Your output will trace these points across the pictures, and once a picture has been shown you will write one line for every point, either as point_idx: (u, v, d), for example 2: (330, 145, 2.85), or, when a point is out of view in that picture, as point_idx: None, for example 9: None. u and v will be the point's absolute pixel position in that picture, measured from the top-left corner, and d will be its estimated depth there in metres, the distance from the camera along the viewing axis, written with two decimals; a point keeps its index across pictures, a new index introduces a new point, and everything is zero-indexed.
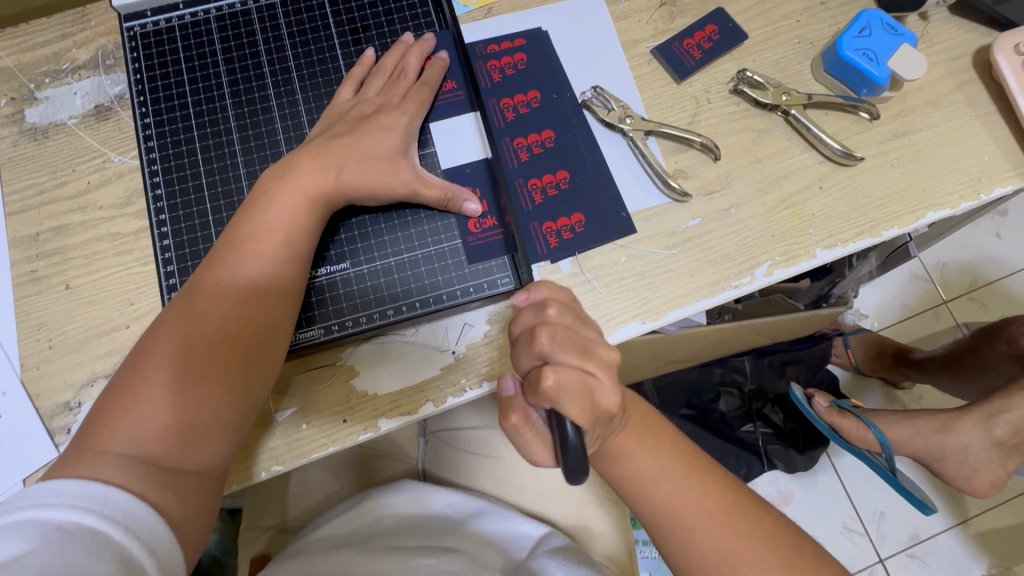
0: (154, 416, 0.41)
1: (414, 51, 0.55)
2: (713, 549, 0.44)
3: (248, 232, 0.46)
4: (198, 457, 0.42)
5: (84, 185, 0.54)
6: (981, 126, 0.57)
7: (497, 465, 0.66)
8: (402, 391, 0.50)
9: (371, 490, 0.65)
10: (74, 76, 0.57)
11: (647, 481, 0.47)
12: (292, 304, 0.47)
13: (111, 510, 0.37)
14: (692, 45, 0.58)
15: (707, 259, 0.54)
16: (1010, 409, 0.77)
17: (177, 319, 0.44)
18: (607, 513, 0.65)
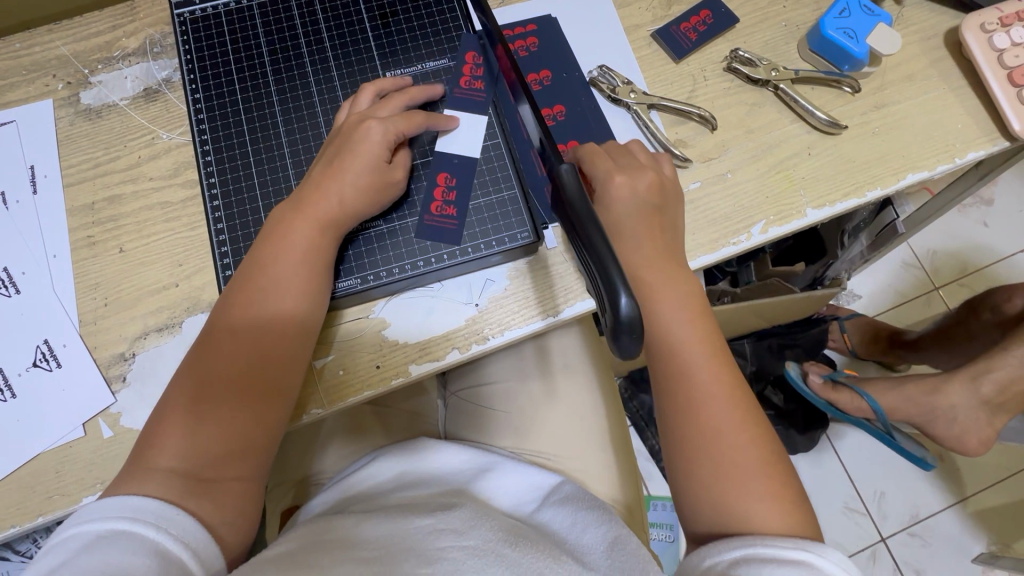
0: (197, 436, 0.46)
1: (417, 90, 0.57)
2: (725, 479, 0.47)
3: (266, 261, 0.50)
4: (233, 468, 0.47)
5: (135, 159, 0.59)
6: (954, 97, 0.62)
7: (511, 419, 0.70)
8: (430, 339, 0.55)
9: (392, 446, 0.68)
10: (124, 62, 0.62)
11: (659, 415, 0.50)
12: (313, 317, 0.51)
13: (143, 514, 0.42)
14: (689, 28, 0.64)
15: (707, 220, 0.58)
16: (994, 368, 0.82)
17: (208, 342, 0.49)
18: (617, 461, 0.68)
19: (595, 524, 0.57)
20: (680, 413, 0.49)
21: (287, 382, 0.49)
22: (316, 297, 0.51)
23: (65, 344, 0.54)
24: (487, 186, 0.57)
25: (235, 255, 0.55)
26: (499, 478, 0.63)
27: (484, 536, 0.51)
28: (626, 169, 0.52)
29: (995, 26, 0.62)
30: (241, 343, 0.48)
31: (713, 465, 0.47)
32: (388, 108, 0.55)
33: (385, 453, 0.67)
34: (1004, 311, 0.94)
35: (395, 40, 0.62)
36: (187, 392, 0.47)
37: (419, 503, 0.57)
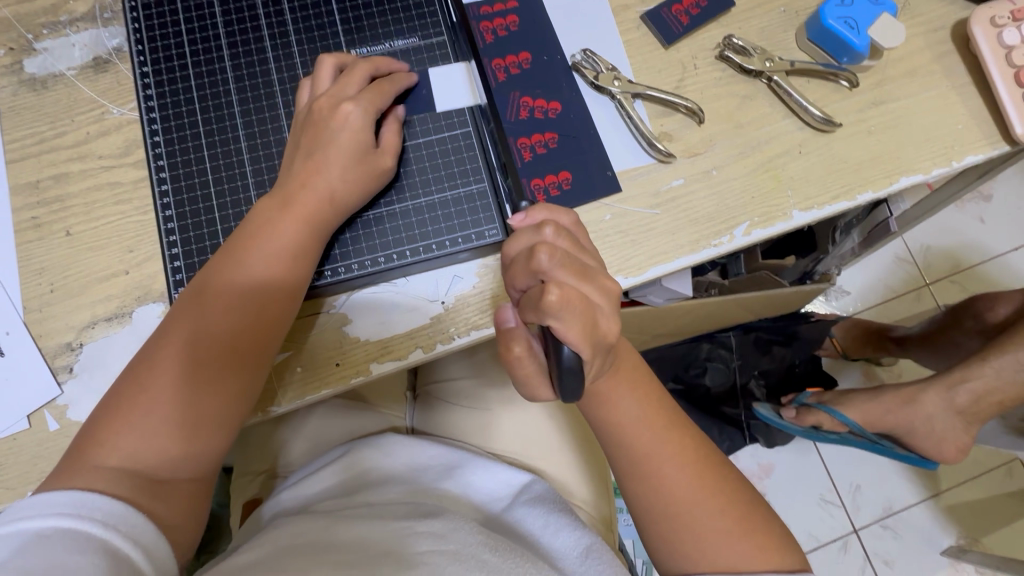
0: (155, 434, 0.43)
1: (380, 60, 0.53)
2: (679, 500, 0.47)
3: (242, 249, 0.47)
4: (188, 469, 0.45)
5: (84, 135, 0.55)
6: (957, 96, 0.59)
7: (482, 413, 0.69)
8: (392, 338, 0.53)
9: (361, 440, 0.66)
10: (72, 28, 0.57)
11: (622, 426, 0.48)
12: (286, 307, 0.48)
13: (90, 512, 0.39)
14: (681, 11, 0.60)
15: (689, 219, 0.56)
16: (970, 378, 0.82)
17: (174, 331, 0.46)
18: (579, 457, 0.68)
19: (569, 527, 0.57)
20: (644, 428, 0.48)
21: (254, 382, 0.47)
22: (292, 297, 0.48)
23: (8, 332, 0.51)
24: (456, 178, 0.54)
25: (185, 243, 0.52)
26: (475, 473, 0.62)
27: (464, 539, 0.50)
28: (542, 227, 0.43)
29: (1005, 21, 0.58)
30: (213, 341, 0.45)
31: (683, 481, 0.47)
32: (356, 81, 0.51)
33: (352, 447, 0.66)
34: (987, 319, 0.93)
35: (362, 14, 0.57)
36: (151, 385, 0.44)
37: (386, 503, 0.56)
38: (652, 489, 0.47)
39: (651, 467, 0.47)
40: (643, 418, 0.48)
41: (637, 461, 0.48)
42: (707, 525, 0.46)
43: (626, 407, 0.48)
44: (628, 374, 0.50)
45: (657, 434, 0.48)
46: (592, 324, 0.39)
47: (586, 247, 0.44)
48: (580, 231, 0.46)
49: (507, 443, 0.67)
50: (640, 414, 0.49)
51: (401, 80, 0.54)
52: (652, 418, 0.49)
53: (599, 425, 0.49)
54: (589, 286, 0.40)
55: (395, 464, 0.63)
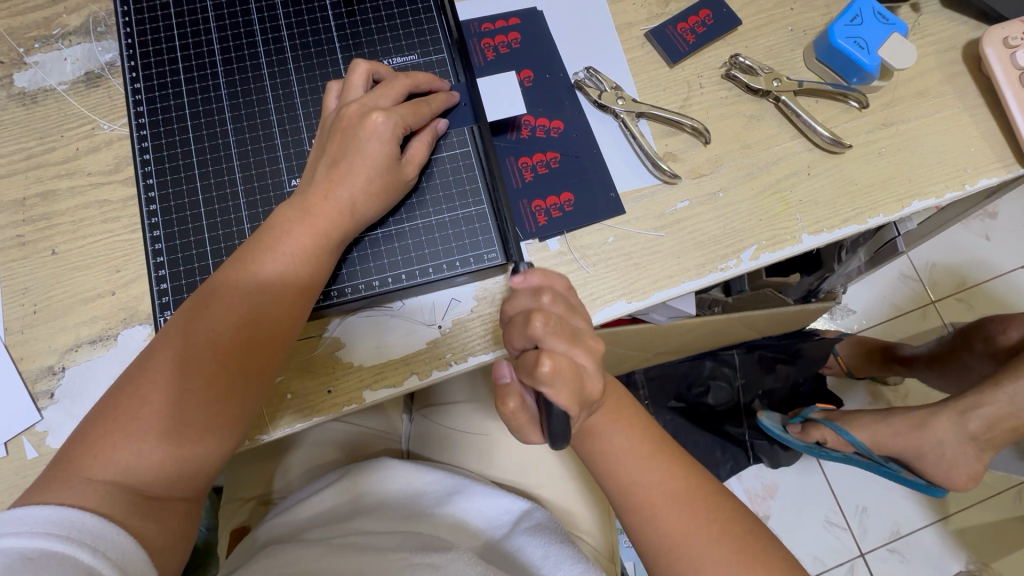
0: (146, 449, 0.41)
1: (421, 76, 0.52)
2: (677, 531, 0.44)
3: (253, 259, 0.45)
4: (182, 487, 0.43)
5: (73, 151, 0.54)
6: (969, 118, 0.58)
7: (480, 438, 0.67)
8: (387, 364, 0.51)
9: (353, 466, 0.64)
10: (64, 42, 0.56)
11: (617, 460, 0.46)
12: (292, 323, 0.46)
13: (78, 533, 0.37)
14: (686, 29, 0.59)
15: (694, 242, 0.54)
16: (984, 404, 0.79)
17: (178, 339, 0.43)
18: (578, 484, 0.66)
19: (571, 559, 0.54)
20: (641, 460, 0.46)
21: (253, 401, 0.45)
22: (301, 313, 0.47)
23: None
24: (454, 199, 0.53)
25: (173, 265, 0.50)
26: (473, 497, 0.60)
27: (460, 570, 0.48)
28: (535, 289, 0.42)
29: (1019, 41, 0.56)
30: (220, 351, 0.43)
31: (688, 511, 0.44)
32: (392, 95, 0.49)
33: (345, 472, 0.63)
34: (998, 342, 0.91)
35: (361, 31, 0.56)
36: (152, 393, 0.42)
37: (377, 535, 0.53)
38: (655, 528, 0.45)
39: (655, 500, 0.45)
40: (639, 446, 0.47)
41: (639, 491, 0.45)
42: (718, 562, 0.43)
43: (619, 441, 0.47)
44: (618, 407, 0.48)
45: (658, 465, 0.46)
46: (581, 389, 0.39)
47: (580, 308, 0.43)
48: (574, 294, 0.45)
49: (505, 468, 0.65)
50: (636, 442, 0.47)
51: (438, 101, 0.52)
52: (648, 447, 0.47)
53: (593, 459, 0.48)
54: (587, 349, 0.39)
55: (390, 490, 0.61)
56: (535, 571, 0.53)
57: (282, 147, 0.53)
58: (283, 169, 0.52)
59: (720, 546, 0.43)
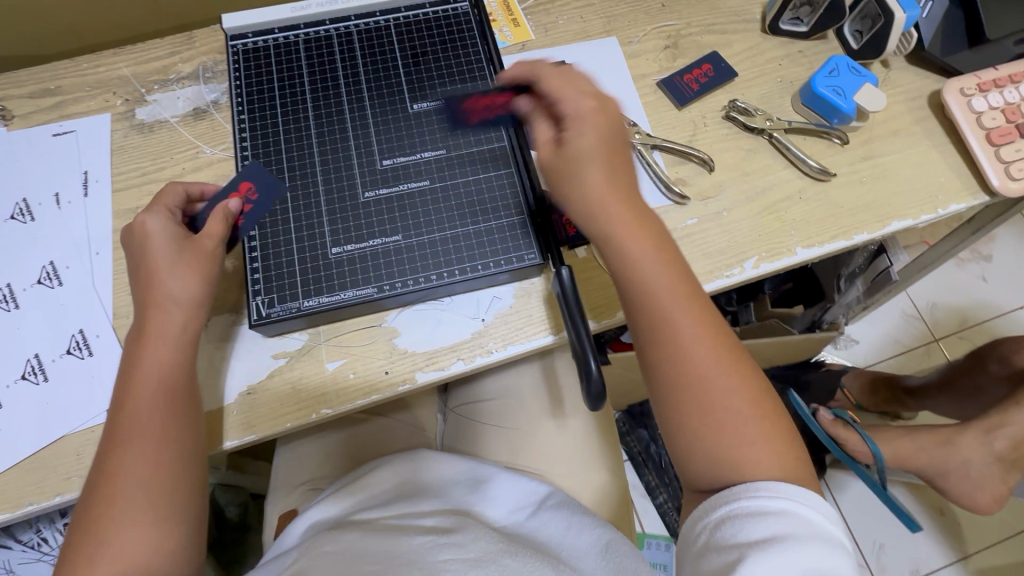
0: (111, 555, 0.46)
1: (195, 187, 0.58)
2: (745, 443, 0.47)
3: (131, 365, 0.51)
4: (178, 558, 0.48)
5: (180, 170, 0.65)
6: (937, 153, 0.67)
7: (508, 434, 0.73)
8: (438, 350, 0.58)
9: (391, 457, 0.70)
10: (178, 84, 0.69)
11: (703, 375, 0.48)
12: (180, 396, 0.51)
13: None
14: (691, 79, 0.70)
15: (703, 253, 0.63)
16: (1008, 423, 0.83)
17: (95, 463, 0.49)
18: (598, 479, 0.71)
19: (590, 528, 0.61)
20: (718, 383, 0.48)
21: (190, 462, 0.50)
22: (187, 386, 0.52)
23: (99, 334, 0.58)
24: (498, 210, 0.60)
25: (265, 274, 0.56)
26: (492, 487, 0.65)
27: (484, 546, 0.53)
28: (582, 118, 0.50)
29: (973, 91, 0.67)
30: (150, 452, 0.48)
31: (756, 431, 0.47)
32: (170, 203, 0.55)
33: (382, 463, 0.69)
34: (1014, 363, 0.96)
35: (425, 76, 0.64)
36: (105, 516, 0.46)
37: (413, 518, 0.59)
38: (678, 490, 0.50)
39: (724, 417, 0.48)
40: (713, 356, 0.49)
41: (668, 338, 0.49)
42: (734, 423, 0.47)
43: (653, 274, 0.49)
44: (654, 242, 0.50)
45: (740, 388, 0.48)
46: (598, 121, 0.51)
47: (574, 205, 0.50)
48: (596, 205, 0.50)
49: (533, 461, 0.71)
50: (664, 271, 0.49)
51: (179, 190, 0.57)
52: (683, 300, 0.49)
53: (611, 253, 0.50)
54: (614, 177, 0.50)
55: (420, 475, 0.67)
56: (561, 542, 0.59)
57: (359, 174, 0.60)
58: (361, 192, 0.59)
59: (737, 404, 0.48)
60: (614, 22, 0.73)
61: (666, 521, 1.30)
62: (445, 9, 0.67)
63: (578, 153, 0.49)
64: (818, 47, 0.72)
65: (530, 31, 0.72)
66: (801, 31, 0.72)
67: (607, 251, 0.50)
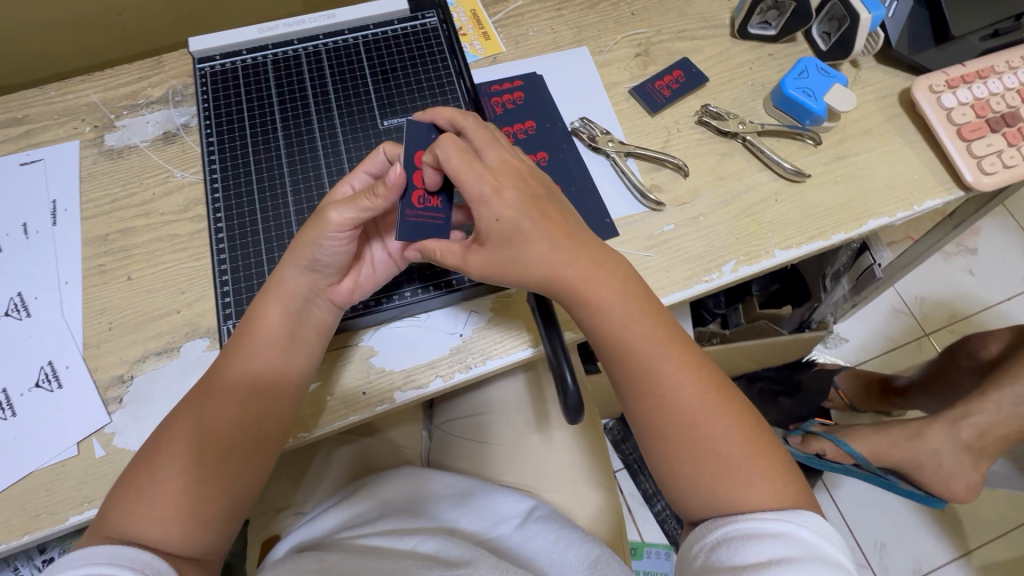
0: (158, 514, 0.44)
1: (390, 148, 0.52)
2: (735, 471, 0.46)
3: (253, 331, 0.50)
4: (203, 540, 0.46)
5: (150, 196, 0.64)
6: (911, 150, 0.67)
7: (494, 449, 0.73)
8: (414, 368, 0.57)
9: (377, 475, 0.69)
10: (147, 109, 0.68)
11: (693, 419, 0.48)
12: (298, 369, 0.51)
13: (118, 559, 0.40)
14: (663, 85, 0.70)
15: (681, 258, 0.62)
16: (974, 412, 0.81)
17: (193, 418, 0.48)
18: (587, 488, 0.70)
19: (580, 541, 0.59)
20: (710, 427, 0.47)
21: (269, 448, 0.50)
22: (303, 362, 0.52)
23: (67, 365, 0.57)
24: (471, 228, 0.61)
25: (237, 298, 0.56)
26: (478, 500, 0.65)
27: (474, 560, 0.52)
28: (496, 173, 0.49)
29: (942, 87, 0.67)
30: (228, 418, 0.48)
31: (754, 466, 0.46)
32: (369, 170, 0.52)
33: (368, 482, 0.68)
34: (980, 357, 0.97)
35: (394, 93, 0.64)
36: (165, 465, 0.46)
37: (399, 535, 0.58)
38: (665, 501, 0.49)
39: (722, 459, 0.47)
40: (705, 399, 0.48)
41: (649, 382, 0.49)
42: (721, 459, 0.47)
43: (625, 325, 0.49)
44: (624, 283, 0.50)
45: (735, 430, 0.48)
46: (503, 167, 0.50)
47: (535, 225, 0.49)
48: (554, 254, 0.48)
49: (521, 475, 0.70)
50: (638, 320, 0.49)
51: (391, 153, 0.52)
52: (664, 343, 0.49)
53: (581, 309, 0.50)
54: (561, 235, 0.49)
55: (410, 491, 0.66)
56: (550, 557, 0.58)
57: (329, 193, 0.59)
58: None
59: (727, 442, 0.47)
60: (584, 32, 0.74)
61: (665, 529, 1.28)
62: (414, 24, 0.68)
63: (512, 227, 0.48)
64: (787, 49, 0.73)
65: (501, 43, 0.72)
66: (770, 34, 0.72)
67: (580, 310, 0.50)
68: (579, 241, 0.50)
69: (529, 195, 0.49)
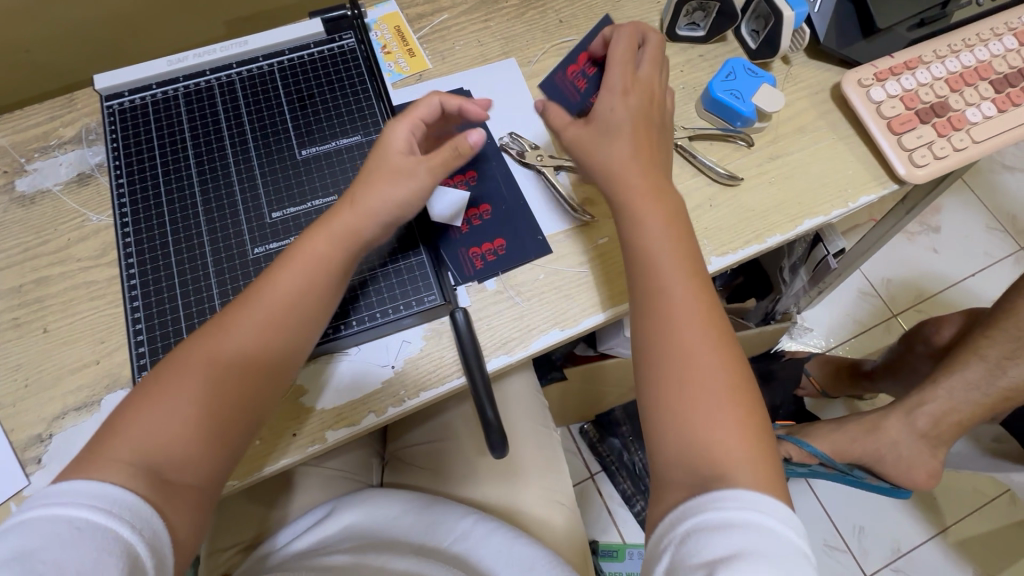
0: (168, 428, 0.45)
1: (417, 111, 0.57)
2: (722, 437, 0.45)
3: (278, 268, 0.52)
4: (204, 470, 0.46)
5: (64, 242, 0.61)
6: (843, 146, 0.67)
7: (456, 467, 0.72)
8: (346, 405, 0.56)
9: (341, 500, 0.68)
10: (60, 150, 0.65)
11: (692, 372, 0.47)
12: (323, 304, 0.52)
13: (119, 510, 0.40)
14: (576, 75, 0.65)
15: (615, 272, 0.61)
16: (927, 401, 0.81)
17: (218, 341, 0.48)
18: (549, 502, 0.70)
19: (534, 553, 0.57)
20: (704, 385, 0.47)
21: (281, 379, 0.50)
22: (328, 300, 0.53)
23: None
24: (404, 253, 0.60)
25: (151, 344, 0.54)
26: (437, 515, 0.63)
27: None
28: (625, 88, 0.57)
29: (871, 81, 0.67)
30: (239, 352, 0.48)
31: (738, 433, 0.45)
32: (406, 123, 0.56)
33: (333, 507, 0.67)
34: (934, 342, 0.97)
35: (312, 121, 0.63)
36: (180, 387, 0.46)
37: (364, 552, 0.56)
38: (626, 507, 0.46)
39: (712, 426, 0.45)
40: (710, 354, 0.48)
41: (666, 325, 0.49)
42: (708, 391, 0.46)
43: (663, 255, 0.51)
44: (667, 218, 0.53)
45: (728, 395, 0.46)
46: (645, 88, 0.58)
47: (653, 155, 0.56)
48: (632, 162, 0.54)
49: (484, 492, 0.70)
50: (674, 253, 0.52)
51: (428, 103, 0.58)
52: (684, 272, 0.51)
53: (631, 224, 0.53)
54: (645, 153, 0.55)
55: (375, 512, 0.65)
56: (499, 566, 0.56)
57: (246, 229, 0.58)
58: (248, 247, 0.57)
59: (716, 379, 0.47)
60: (512, 42, 0.72)
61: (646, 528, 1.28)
62: (332, 47, 0.67)
63: (617, 121, 0.56)
64: (718, 49, 0.72)
65: (427, 59, 0.70)
66: (699, 35, 0.71)
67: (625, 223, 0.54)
68: (654, 177, 0.54)
69: (647, 117, 0.57)
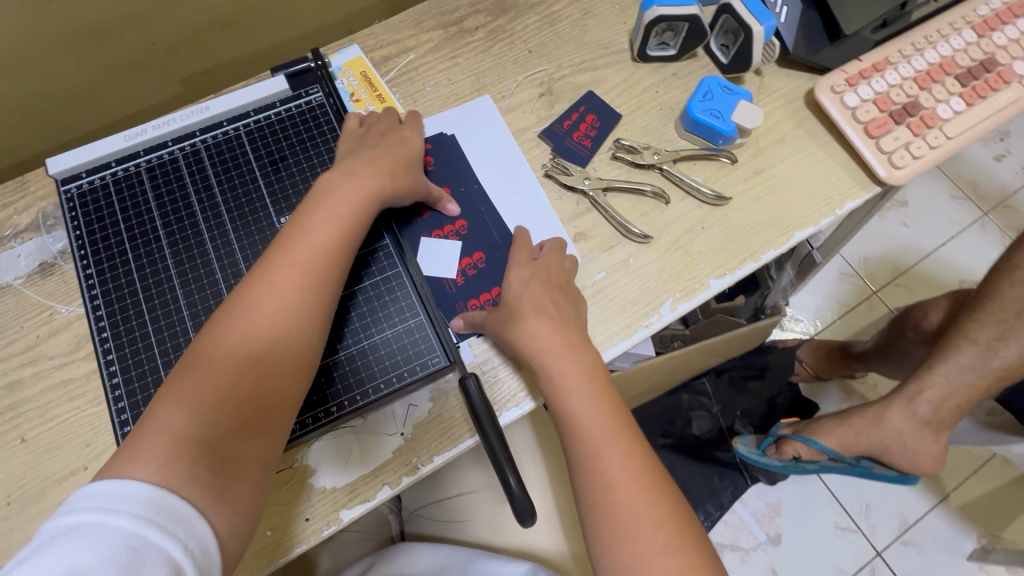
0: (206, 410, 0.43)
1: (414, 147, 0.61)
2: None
3: (302, 234, 0.51)
4: (251, 450, 0.44)
5: (33, 339, 0.57)
6: (823, 153, 0.67)
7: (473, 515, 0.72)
8: (358, 480, 0.53)
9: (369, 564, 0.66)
10: (17, 240, 0.61)
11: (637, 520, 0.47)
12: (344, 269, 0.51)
13: (176, 526, 0.38)
14: (580, 136, 0.67)
15: (616, 306, 0.60)
16: (925, 388, 0.83)
17: (247, 312, 0.47)
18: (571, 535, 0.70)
19: None
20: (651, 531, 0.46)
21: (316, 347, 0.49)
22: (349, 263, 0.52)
23: None
24: (397, 313, 0.57)
25: None
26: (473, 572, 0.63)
27: None
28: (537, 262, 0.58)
29: (843, 87, 0.67)
30: (281, 322, 0.47)
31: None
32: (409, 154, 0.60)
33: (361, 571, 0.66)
34: (924, 326, 0.99)
35: (287, 185, 0.60)
36: (213, 361, 0.45)
37: None
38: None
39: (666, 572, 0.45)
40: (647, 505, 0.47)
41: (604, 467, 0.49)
42: (649, 543, 0.46)
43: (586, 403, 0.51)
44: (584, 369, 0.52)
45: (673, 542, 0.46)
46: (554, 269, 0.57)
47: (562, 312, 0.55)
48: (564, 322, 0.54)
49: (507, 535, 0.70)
50: (590, 391, 0.52)
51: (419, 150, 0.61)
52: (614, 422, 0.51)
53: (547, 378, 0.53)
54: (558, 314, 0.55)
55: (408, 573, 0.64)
56: None
57: None
58: None
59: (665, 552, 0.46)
60: (483, 78, 0.70)
61: None
62: (299, 103, 0.64)
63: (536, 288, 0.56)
64: (690, 66, 0.72)
65: (398, 104, 0.68)
66: (670, 54, 0.71)
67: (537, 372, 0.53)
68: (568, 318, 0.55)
69: (546, 282, 0.56)
